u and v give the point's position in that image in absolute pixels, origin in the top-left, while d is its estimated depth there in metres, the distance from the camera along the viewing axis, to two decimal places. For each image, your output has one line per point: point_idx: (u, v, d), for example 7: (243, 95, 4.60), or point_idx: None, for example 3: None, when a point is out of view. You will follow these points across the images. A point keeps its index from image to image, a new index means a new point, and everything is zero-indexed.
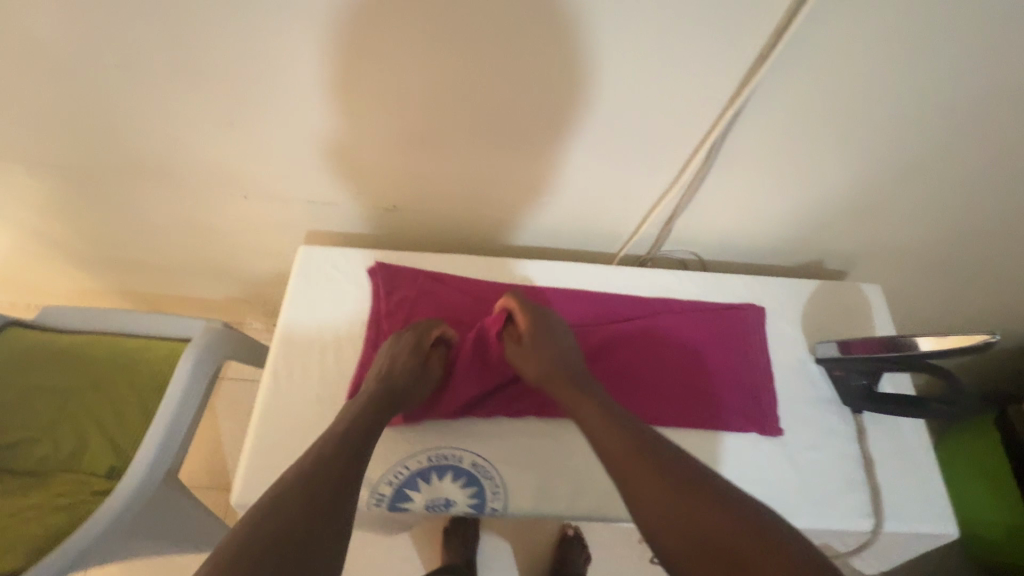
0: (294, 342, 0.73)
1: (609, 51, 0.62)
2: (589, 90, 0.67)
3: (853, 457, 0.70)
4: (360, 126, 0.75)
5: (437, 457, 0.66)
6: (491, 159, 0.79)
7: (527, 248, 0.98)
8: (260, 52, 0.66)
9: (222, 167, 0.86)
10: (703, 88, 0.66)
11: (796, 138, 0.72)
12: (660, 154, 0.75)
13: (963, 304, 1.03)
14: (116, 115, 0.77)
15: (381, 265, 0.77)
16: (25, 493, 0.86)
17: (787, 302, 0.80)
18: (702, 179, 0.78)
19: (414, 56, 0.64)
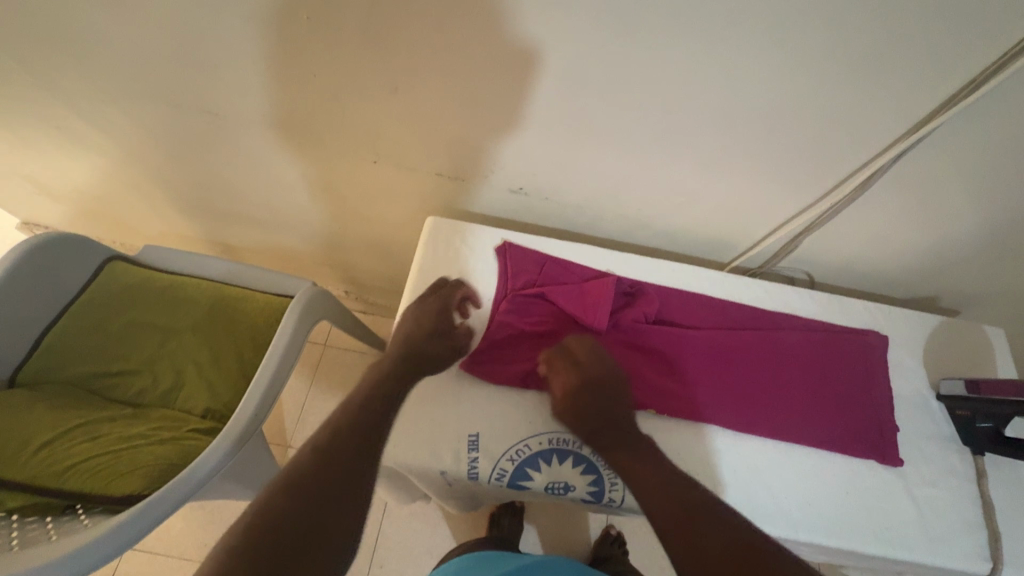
0: None
1: (791, 61, 0.63)
2: (757, 96, 0.68)
3: (972, 497, 0.69)
4: (516, 105, 0.77)
5: (557, 441, 0.67)
6: (635, 152, 0.81)
7: (637, 245, 0.99)
8: (442, 27, 0.68)
9: (363, 132, 0.89)
10: (875, 108, 0.67)
11: (952, 168, 0.72)
12: (807, 167, 0.77)
13: None
14: (280, 70, 0.80)
15: (510, 246, 0.79)
16: (128, 422, 0.89)
17: (908, 333, 0.79)
18: (844, 199, 0.79)
19: (598, 44, 0.66)
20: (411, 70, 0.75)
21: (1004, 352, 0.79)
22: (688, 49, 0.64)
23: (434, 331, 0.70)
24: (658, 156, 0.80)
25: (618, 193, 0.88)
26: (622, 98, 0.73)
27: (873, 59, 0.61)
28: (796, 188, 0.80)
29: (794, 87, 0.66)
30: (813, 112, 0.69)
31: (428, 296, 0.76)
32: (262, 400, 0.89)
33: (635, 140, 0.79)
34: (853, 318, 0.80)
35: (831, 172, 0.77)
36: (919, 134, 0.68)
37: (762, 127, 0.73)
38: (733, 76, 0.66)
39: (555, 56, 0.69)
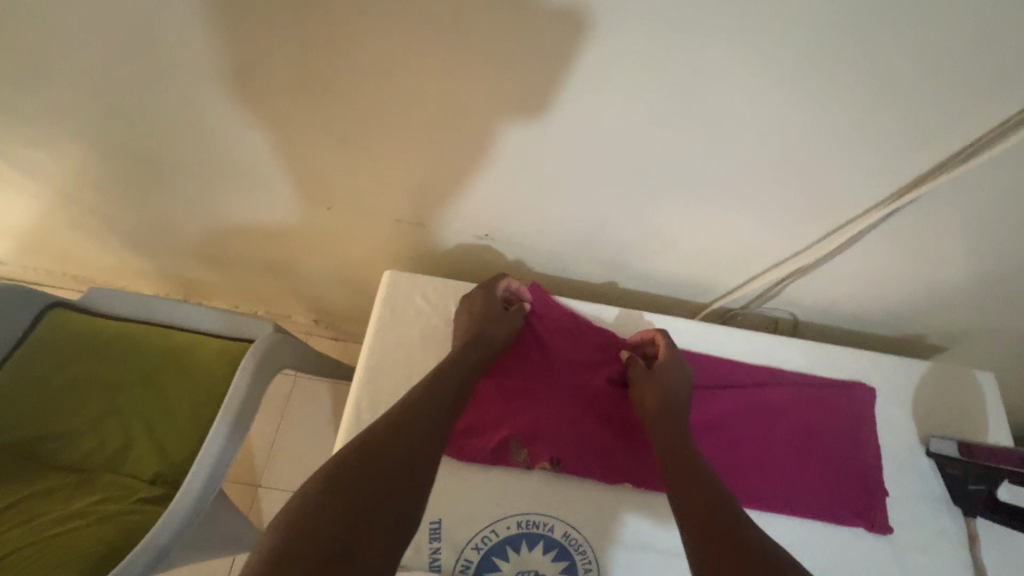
0: (383, 376, 0.69)
1: (768, 108, 0.59)
2: (734, 142, 0.64)
3: (965, 564, 0.66)
4: (479, 149, 0.72)
5: (527, 524, 0.62)
6: (607, 196, 0.75)
7: (612, 286, 0.93)
8: (394, 70, 0.62)
9: (316, 174, 0.82)
10: (866, 153, 0.62)
11: (945, 214, 0.68)
12: (789, 213, 0.72)
13: None
14: (221, 112, 0.74)
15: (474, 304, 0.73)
16: (70, 496, 0.82)
17: (897, 384, 0.76)
18: (827, 245, 0.75)
19: (563, 89, 0.61)
20: (368, 112, 0.69)
21: (995, 402, 0.75)
22: (667, 92, 0.59)
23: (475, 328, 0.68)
24: (636, 200, 0.75)
25: (592, 234, 0.82)
26: (598, 142, 0.67)
27: (854, 105, 0.57)
28: (777, 233, 0.75)
29: (780, 133, 0.62)
30: (800, 156, 0.64)
31: (386, 360, 0.70)
32: (214, 466, 0.82)
33: (611, 183, 0.73)
34: (840, 368, 0.76)
35: (817, 216, 0.72)
36: (910, 194, 0.66)
37: (745, 172, 0.68)
38: (715, 120, 0.61)
39: (525, 100, 0.63)
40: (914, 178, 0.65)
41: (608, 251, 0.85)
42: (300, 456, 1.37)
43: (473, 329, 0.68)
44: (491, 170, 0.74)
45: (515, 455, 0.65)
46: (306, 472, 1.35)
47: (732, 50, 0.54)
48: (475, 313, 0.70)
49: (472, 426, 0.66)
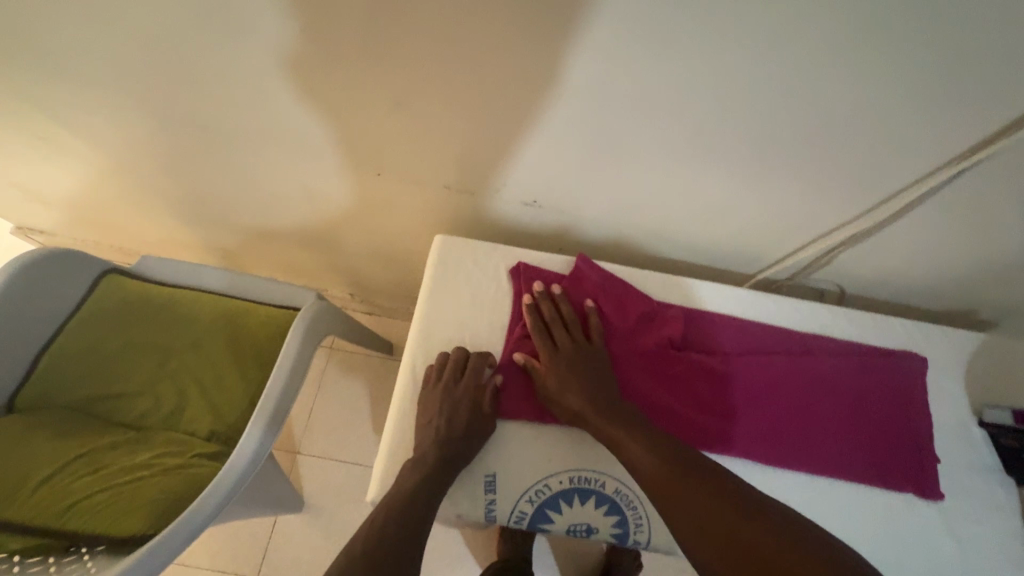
0: (435, 338, 0.70)
1: (835, 73, 0.58)
2: (795, 110, 0.63)
3: (1016, 533, 0.66)
4: (529, 117, 0.71)
5: (579, 480, 0.64)
6: (658, 165, 0.75)
7: (655, 258, 0.94)
8: (450, 36, 0.62)
9: (365, 143, 0.83)
10: (936, 116, 0.60)
11: (1014, 182, 0.65)
12: (845, 182, 0.71)
13: None
14: (275, 80, 0.75)
15: (525, 267, 0.73)
16: (132, 450, 0.87)
17: (949, 356, 0.75)
18: (885, 217, 0.74)
19: (625, 56, 0.60)
20: (421, 77, 0.69)
21: None
22: (730, 53, 0.58)
23: (443, 406, 0.64)
24: (689, 166, 0.74)
25: (640, 202, 0.82)
26: (653, 108, 0.66)
27: (927, 70, 0.55)
28: (831, 202, 0.74)
29: (847, 96, 0.60)
30: (864, 121, 0.62)
31: (439, 322, 0.71)
32: (268, 424, 0.85)
33: (664, 150, 0.72)
34: (890, 338, 0.75)
35: (874, 182, 0.70)
36: (975, 155, 0.63)
37: (804, 139, 0.66)
38: (780, 83, 0.60)
39: (583, 64, 0.62)
40: (982, 146, 0.63)
41: (655, 221, 0.85)
42: (337, 424, 1.41)
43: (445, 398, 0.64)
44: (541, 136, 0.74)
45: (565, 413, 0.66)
46: (343, 439, 1.39)
47: (804, 11, 0.52)
48: (438, 391, 0.65)
49: (524, 387, 0.67)
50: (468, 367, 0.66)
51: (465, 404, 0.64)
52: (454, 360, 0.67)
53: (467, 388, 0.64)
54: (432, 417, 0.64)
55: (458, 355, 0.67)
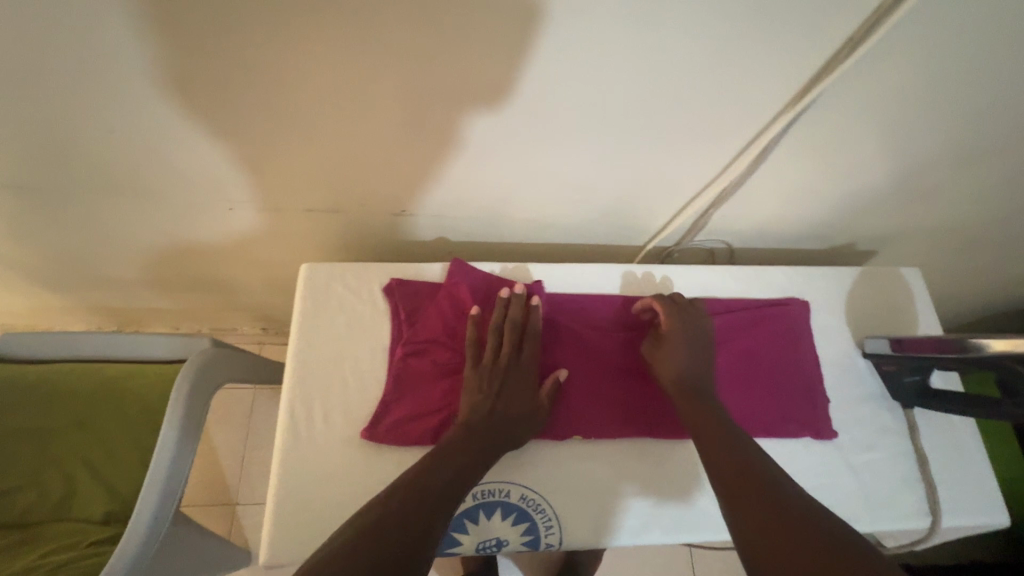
0: (312, 377, 0.65)
1: (666, 43, 0.54)
2: (637, 81, 0.59)
3: (906, 453, 0.69)
4: (362, 132, 0.63)
5: (482, 494, 0.62)
6: (517, 158, 0.70)
7: (546, 246, 0.91)
8: (236, 67, 0.53)
9: (192, 179, 0.71)
10: (774, 73, 0.59)
11: (858, 119, 0.66)
12: (706, 146, 0.70)
13: (977, 275, 1.03)
14: (62, 149, 0.64)
15: (398, 283, 0.69)
16: (18, 553, 0.79)
17: (830, 293, 0.77)
18: (749, 174, 0.74)
19: (439, 56, 0.53)
20: (231, 119, 0.60)
21: (921, 294, 0.78)
22: (555, 42, 0.53)
23: (500, 383, 0.63)
24: (553, 160, 0.70)
25: (514, 199, 0.78)
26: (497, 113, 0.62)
27: (751, 29, 0.53)
28: (695, 164, 0.73)
29: (682, 63, 0.57)
30: (709, 86, 0.60)
31: (316, 358, 0.66)
32: (162, 496, 0.78)
33: (521, 148, 0.68)
34: (773, 288, 0.77)
35: (733, 141, 0.69)
36: (803, 100, 0.62)
37: (659, 111, 0.63)
38: (615, 65, 0.56)
39: (404, 81, 0.56)
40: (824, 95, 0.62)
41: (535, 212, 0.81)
42: None
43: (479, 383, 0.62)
44: (389, 159, 0.68)
45: None
46: None
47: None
48: (496, 366, 0.63)
49: (411, 411, 0.63)
50: (524, 335, 0.66)
51: (524, 383, 0.64)
52: (524, 331, 0.67)
53: (527, 365, 0.65)
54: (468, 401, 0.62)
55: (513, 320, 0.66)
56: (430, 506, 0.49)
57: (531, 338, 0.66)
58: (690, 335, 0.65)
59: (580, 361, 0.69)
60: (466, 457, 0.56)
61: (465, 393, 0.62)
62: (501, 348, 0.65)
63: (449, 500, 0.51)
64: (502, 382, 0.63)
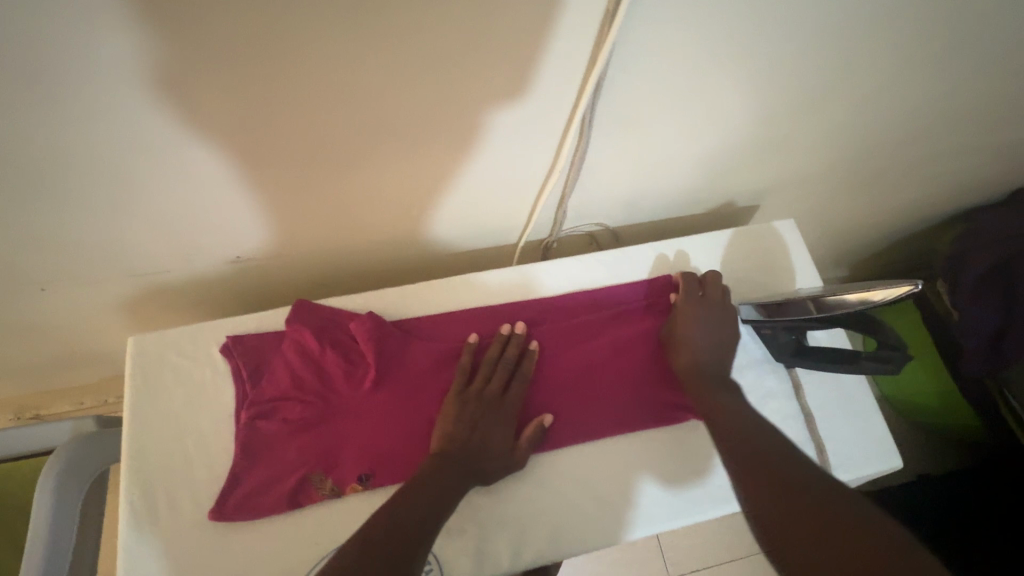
0: (151, 462, 0.59)
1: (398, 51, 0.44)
2: (387, 91, 0.48)
3: (793, 415, 0.67)
4: (128, 202, 0.54)
5: None
6: (315, 187, 0.58)
7: (410, 268, 0.82)
8: None
9: None
10: (579, 58, 0.51)
11: (687, 90, 0.61)
12: (526, 142, 0.60)
13: (861, 202, 1.04)
14: None
15: (235, 341, 0.63)
16: None
17: (704, 262, 0.74)
18: (584, 150, 0.64)
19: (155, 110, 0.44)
20: None
21: (796, 245, 0.76)
22: (279, 67, 0.43)
23: (479, 413, 0.60)
24: (370, 190, 0.61)
25: (342, 233, 0.68)
26: (270, 158, 0.52)
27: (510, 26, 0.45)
28: (522, 161, 0.63)
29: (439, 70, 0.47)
30: (512, 86, 0.52)
31: (153, 441, 0.60)
32: None
33: (326, 185, 0.59)
34: (647, 268, 0.73)
35: (551, 131, 0.60)
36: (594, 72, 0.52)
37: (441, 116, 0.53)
38: (385, 84, 0.47)
39: (138, 141, 0.47)
40: (635, 74, 0.57)
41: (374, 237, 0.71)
42: None
43: (464, 405, 0.60)
44: (178, 222, 0.58)
45: (319, 486, 0.58)
46: None
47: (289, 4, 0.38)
48: (480, 396, 0.60)
49: (264, 479, 0.58)
50: (517, 373, 0.63)
51: (508, 414, 0.61)
52: (517, 367, 0.63)
53: (515, 399, 0.61)
54: (451, 423, 0.59)
55: (506, 355, 0.63)
56: (413, 535, 0.49)
57: (519, 369, 0.63)
58: (712, 331, 0.65)
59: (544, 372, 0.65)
60: (447, 485, 0.54)
61: (441, 420, 0.59)
62: (490, 381, 0.62)
63: (427, 526, 0.50)
64: (483, 413, 0.60)
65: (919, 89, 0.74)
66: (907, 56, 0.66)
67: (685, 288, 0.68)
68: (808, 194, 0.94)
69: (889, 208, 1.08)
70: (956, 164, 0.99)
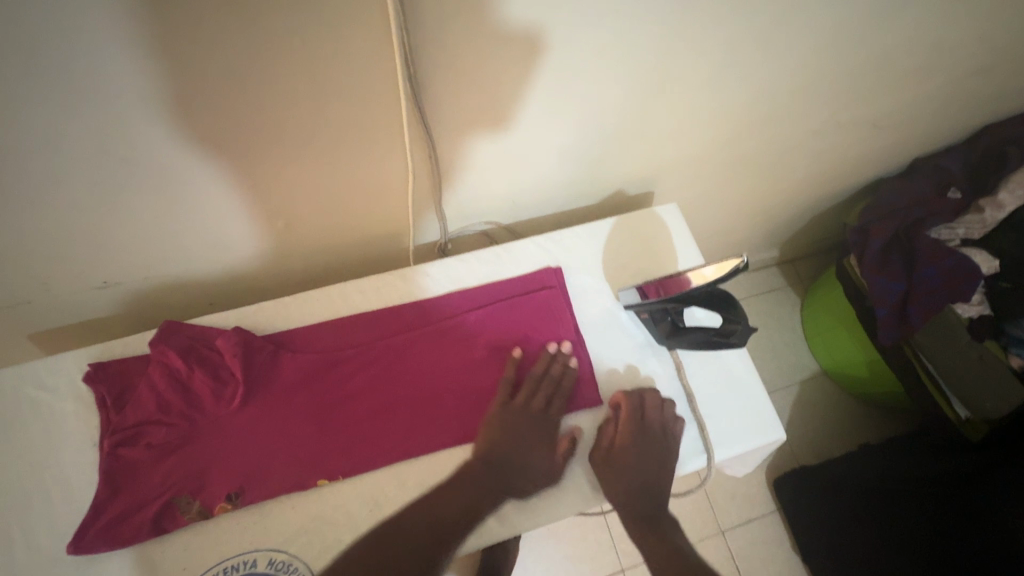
0: (10, 497, 0.57)
1: (178, 58, 0.44)
2: (185, 95, 0.48)
3: (676, 396, 0.68)
4: None
5: (224, 572, 0.56)
6: (158, 204, 0.58)
7: (305, 280, 0.81)
8: None
9: None
10: (387, 54, 0.50)
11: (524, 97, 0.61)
12: (372, 142, 0.60)
13: (761, 183, 1.07)
14: None
15: (97, 368, 0.61)
16: None
17: (585, 252, 0.75)
18: (440, 150, 0.64)
19: None
20: None
21: (678, 229, 0.77)
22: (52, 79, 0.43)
23: (522, 426, 0.61)
24: (220, 199, 0.60)
25: (213, 249, 0.68)
26: (93, 173, 0.52)
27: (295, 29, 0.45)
28: (374, 156, 0.62)
29: (231, 70, 0.47)
30: (326, 88, 0.52)
31: (13, 473, 0.58)
32: None
33: (166, 200, 0.58)
34: (528, 262, 0.74)
35: (393, 133, 0.60)
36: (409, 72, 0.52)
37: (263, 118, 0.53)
38: (180, 90, 0.47)
39: None
40: (463, 84, 0.57)
41: (251, 250, 0.70)
42: None
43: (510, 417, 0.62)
44: (14, 248, 0.57)
45: (185, 508, 0.57)
46: None
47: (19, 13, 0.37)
48: (523, 412, 0.62)
49: (127, 506, 0.56)
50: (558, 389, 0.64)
51: (548, 431, 0.63)
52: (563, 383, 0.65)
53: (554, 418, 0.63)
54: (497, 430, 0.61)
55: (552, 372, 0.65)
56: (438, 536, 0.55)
57: (560, 394, 0.64)
58: (651, 461, 0.62)
59: (422, 375, 0.65)
60: (479, 494, 0.58)
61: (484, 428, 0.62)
62: (533, 396, 0.63)
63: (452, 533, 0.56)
64: (525, 427, 0.62)
65: (783, 66, 0.74)
66: (748, 47, 0.67)
67: (628, 409, 0.64)
68: (705, 177, 0.96)
69: (789, 185, 1.12)
70: (843, 141, 1.02)
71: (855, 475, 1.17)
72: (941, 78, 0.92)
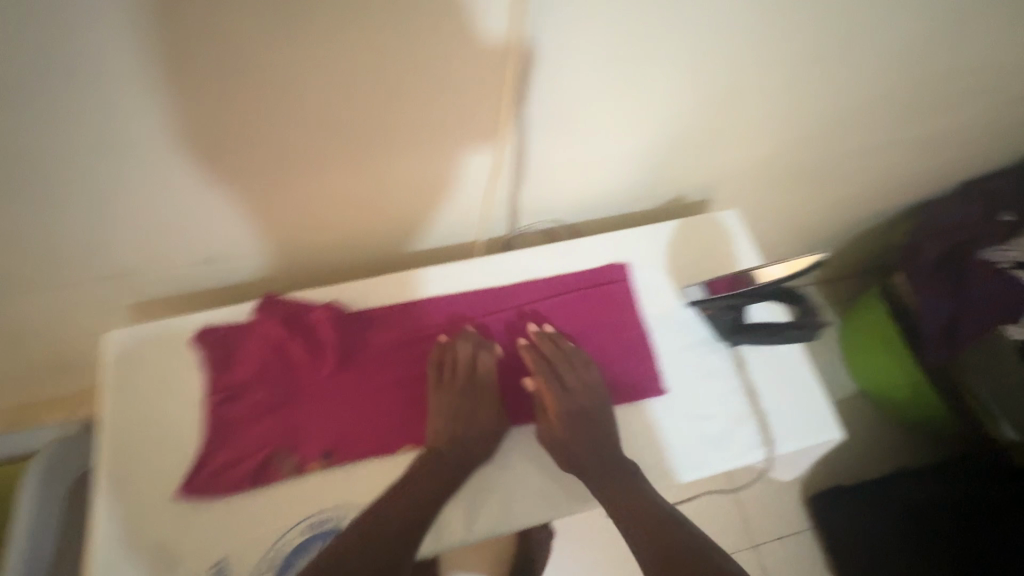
0: (125, 445, 0.62)
1: (326, 56, 0.50)
2: (323, 91, 0.53)
3: (737, 391, 0.71)
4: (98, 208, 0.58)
5: (315, 525, 0.60)
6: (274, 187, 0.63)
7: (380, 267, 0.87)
8: None
9: None
10: (499, 56, 0.56)
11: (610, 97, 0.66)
12: (469, 140, 0.65)
13: (813, 198, 1.09)
14: None
15: (206, 332, 0.67)
16: None
17: (650, 251, 0.79)
18: (526, 147, 0.69)
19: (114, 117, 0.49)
20: None
21: (739, 233, 0.81)
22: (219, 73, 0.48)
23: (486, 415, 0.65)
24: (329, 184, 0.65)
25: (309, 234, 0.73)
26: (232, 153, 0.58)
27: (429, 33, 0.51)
28: (468, 154, 0.67)
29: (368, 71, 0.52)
30: (441, 88, 0.57)
31: (128, 425, 0.63)
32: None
33: (283, 183, 0.63)
34: (596, 258, 0.78)
35: (489, 131, 0.65)
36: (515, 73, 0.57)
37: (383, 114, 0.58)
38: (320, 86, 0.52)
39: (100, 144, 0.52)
40: (560, 84, 0.62)
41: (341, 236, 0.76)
42: None
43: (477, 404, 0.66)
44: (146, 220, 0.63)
45: (282, 464, 0.62)
46: None
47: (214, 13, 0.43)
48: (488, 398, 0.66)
49: (230, 457, 0.62)
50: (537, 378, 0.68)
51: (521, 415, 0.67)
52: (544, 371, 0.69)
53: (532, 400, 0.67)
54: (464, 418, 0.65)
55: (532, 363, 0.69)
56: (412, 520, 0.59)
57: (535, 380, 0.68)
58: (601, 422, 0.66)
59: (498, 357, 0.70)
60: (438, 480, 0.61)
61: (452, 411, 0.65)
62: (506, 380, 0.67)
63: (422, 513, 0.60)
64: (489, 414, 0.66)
65: (848, 81, 0.78)
66: (819, 59, 0.72)
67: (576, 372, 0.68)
68: (760, 187, 0.99)
69: (841, 201, 1.14)
70: (897, 159, 1.04)
71: (915, 496, 1.15)
72: (999, 100, 0.95)
